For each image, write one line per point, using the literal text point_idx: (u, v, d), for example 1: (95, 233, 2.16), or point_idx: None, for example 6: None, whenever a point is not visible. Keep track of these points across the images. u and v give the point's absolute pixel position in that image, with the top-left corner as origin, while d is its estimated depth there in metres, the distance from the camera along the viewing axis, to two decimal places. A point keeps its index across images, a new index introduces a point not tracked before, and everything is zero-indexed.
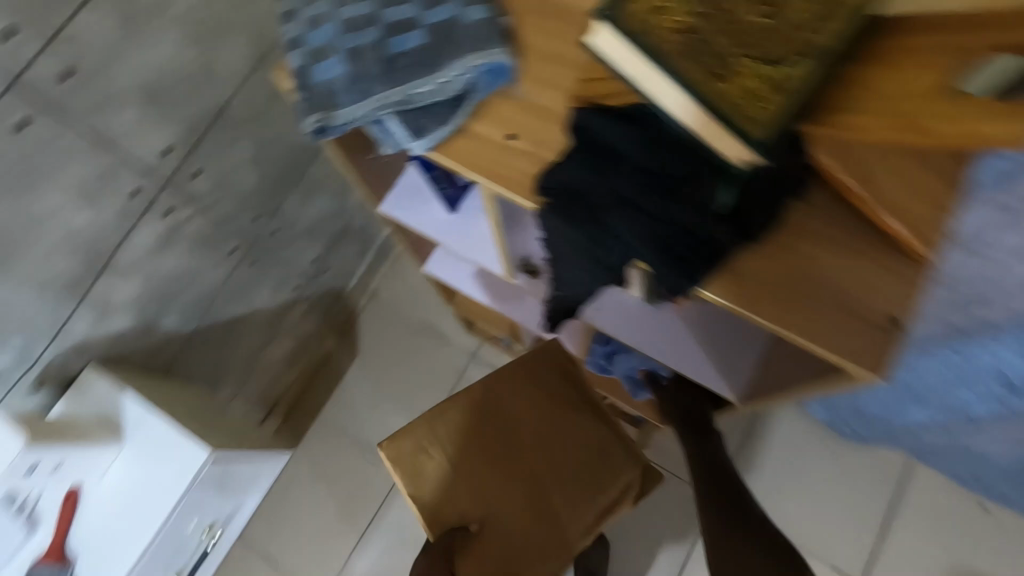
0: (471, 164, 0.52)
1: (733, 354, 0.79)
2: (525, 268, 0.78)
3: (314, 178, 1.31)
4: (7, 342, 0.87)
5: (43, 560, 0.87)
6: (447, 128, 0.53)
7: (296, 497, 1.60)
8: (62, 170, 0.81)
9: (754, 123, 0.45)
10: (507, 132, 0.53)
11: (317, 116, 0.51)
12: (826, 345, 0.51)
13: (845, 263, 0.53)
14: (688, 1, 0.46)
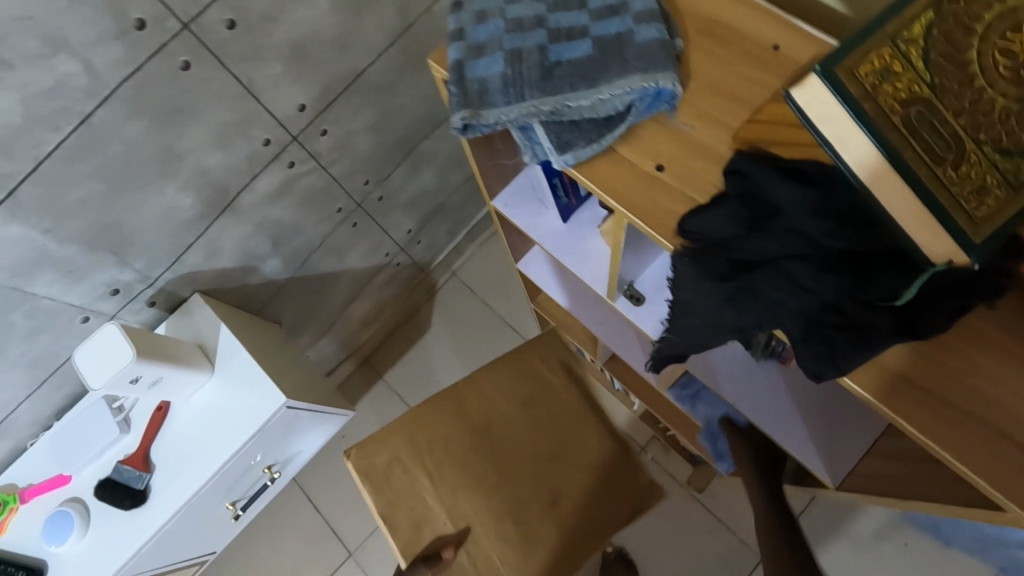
0: (612, 191, 0.49)
1: (838, 434, 0.76)
2: (629, 294, 0.73)
3: (425, 154, 1.34)
4: (130, 264, 0.91)
5: (129, 462, 0.95)
6: (595, 147, 0.50)
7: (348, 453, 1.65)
8: (213, 111, 0.86)
9: (979, 220, 0.39)
10: (657, 163, 0.50)
11: (464, 112, 0.49)
12: (975, 466, 0.46)
13: (1015, 380, 0.48)
14: (921, 66, 0.40)
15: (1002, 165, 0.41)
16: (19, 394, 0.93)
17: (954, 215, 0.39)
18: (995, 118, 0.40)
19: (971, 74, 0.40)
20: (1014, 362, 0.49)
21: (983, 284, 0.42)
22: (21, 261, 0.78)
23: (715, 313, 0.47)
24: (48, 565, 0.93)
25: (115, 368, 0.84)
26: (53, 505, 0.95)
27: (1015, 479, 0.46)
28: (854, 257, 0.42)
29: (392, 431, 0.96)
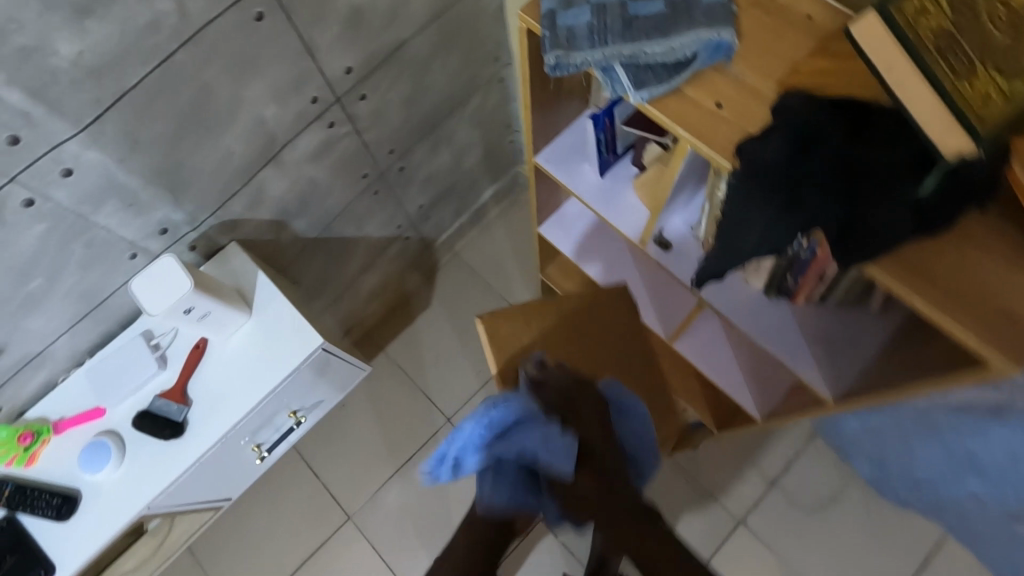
0: (681, 120, 0.59)
1: (839, 354, 0.77)
2: (660, 241, 0.84)
3: (446, 131, 1.41)
4: (183, 205, 0.96)
5: (168, 397, 0.99)
6: (667, 86, 0.59)
7: (349, 422, 1.70)
8: (276, 63, 0.92)
9: (982, 119, 0.50)
10: (717, 101, 0.60)
11: (557, 52, 0.59)
12: (974, 332, 0.55)
13: (1000, 267, 0.57)
14: (948, 5, 0.52)
15: (1009, 83, 0.50)
16: (63, 326, 0.96)
17: (966, 111, 0.50)
18: (1003, 47, 0.50)
19: (979, 15, 0.51)
20: (1006, 263, 0.57)
21: (979, 191, 0.54)
22: (91, 189, 0.82)
23: (770, 222, 0.56)
24: (82, 492, 0.96)
25: (173, 297, 0.88)
26: (87, 437, 0.98)
27: (1004, 340, 0.54)
28: (888, 168, 0.53)
29: (522, 312, 0.93)
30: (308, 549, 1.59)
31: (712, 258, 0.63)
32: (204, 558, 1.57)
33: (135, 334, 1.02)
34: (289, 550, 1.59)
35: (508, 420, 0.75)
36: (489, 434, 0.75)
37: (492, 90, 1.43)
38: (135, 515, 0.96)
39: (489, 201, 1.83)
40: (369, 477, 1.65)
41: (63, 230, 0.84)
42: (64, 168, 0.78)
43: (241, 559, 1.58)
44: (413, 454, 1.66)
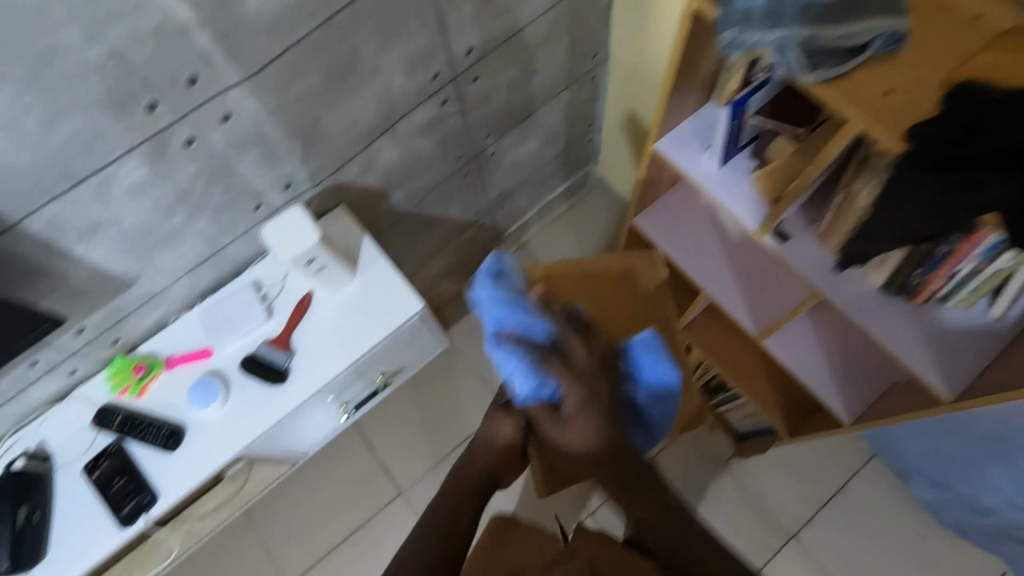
0: (853, 102, 0.62)
1: (957, 355, 0.78)
2: (778, 231, 0.86)
3: (537, 121, 1.45)
4: (308, 162, 1.01)
5: (273, 343, 1.03)
6: (838, 69, 0.62)
7: (397, 404, 1.69)
8: (413, 36, 0.97)
9: None
10: (886, 88, 0.62)
11: (732, 32, 0.64)
12: None
13: None
14: None
15: None
16: (186, 267, 1.01)
17: None
18: None
19: None
20: None
21: None
22: (241, 135, 0.88)
23: (941, 193, 0.59)
24: (186, 427, 1.01)
25: (301, 244, 0.94)
26: (194, 374, 1.03)
27: None
28: None
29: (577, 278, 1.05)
30: (356, 521, 1.59)
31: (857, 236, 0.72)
32: (257, 517, 1.58)
33: (246, 283, 1.07)
34: (332, 521, 1.59)
35: (525, 325, 0.71)
36: (505, 323, 0.71)
37: (585, 87, 1.46)
38: (237, 452, 1.00)
39: (560, 198, 1.85)
40: (421, 454, 1.64)
41: (210, 172, 0.90)
42: (223, 114, 0.83)
43: (291, 521, 1.58)
44: (452, 450, 1.64)
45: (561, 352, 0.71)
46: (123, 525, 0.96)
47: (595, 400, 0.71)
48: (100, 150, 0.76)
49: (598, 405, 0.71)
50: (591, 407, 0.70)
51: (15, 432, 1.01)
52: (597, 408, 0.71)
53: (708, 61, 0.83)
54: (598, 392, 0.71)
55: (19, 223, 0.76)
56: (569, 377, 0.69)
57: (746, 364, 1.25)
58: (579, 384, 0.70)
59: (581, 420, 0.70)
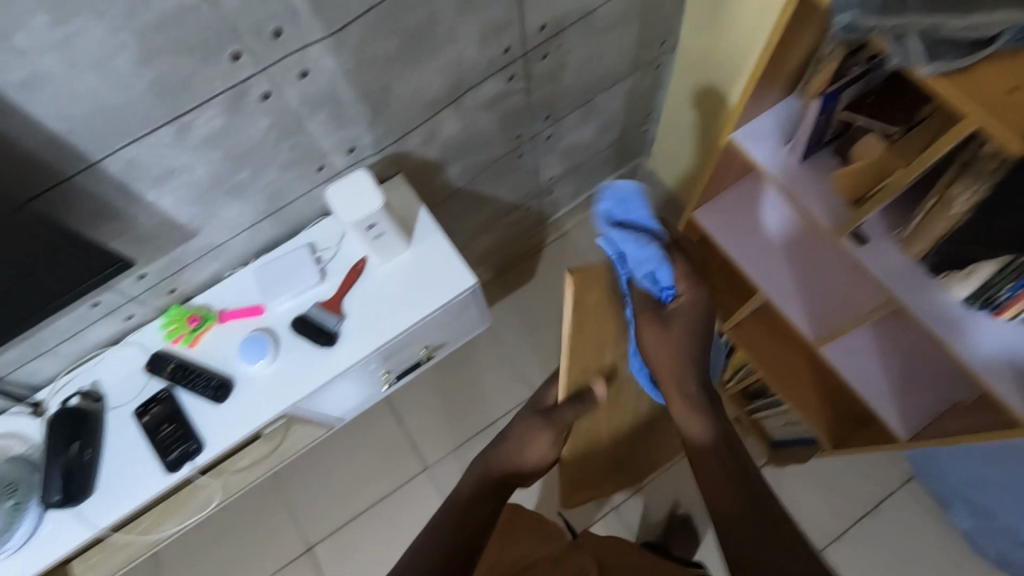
0: (972, 97, 0.58)
1: None
2: (857, 234, 0.82)
3: (598, 106, 1.41)
4: (374, 128, 1.01)
5: (326, 306, 1.03)
6: (963, 61, 0.59)
7: (422, 386, 1.63)
8: (492, 5, 0.95)
9: None
10: (1013, 85, 0.59)
11: (853, 14, 0.63)
12: None
13: None
14: None
15: None
16: (246, 223, 1.02)
17: None
18: None
19: None
20: None
21: None
22: (315, 93, 0.88)
23: None
24: (235, 381, 1.02)
25: (364, 207, 0.94)
26: (245, 330, 1.04)
27: None
28: None
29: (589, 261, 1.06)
30: (379, 493, 1.54)
31: (951, 238, 0.72)
32: (283, 481, 1.56)
33: (301, 245, 1.07)
34: (347, 496, 1.55)
35: (644, 221, 0.75)
36: (629, 217, 0.75)
37: (649, 75, 1.42)
38: (283, 410, 1.01)
39: None
40: (448, 435, 1.59)
41: (281, 128, 0.90)
42: (303, 70, 0.83)
43: (316, 489, 1.55)
44: (473, 435, 1.58)
45: (678, 252, 0.75)
46: (169, 471, 0.98)
47: (701, 305, 0.76)
48: (182, 96, 0.76)
49: (705, 313, 0.76)
50: (700, 308, 0.75)
51: (70, 370, 1.03)
52: (701, 319, 0.75)
53: (798, 51, 0.80)
54: (705, 299, 0.76)
55: (98, 161, 0.77)
56: (683, 275, 0.74)
57: (793, 371, 1.21)
58: (692, 287, 0.75)
59: (688, 322, 0.75)
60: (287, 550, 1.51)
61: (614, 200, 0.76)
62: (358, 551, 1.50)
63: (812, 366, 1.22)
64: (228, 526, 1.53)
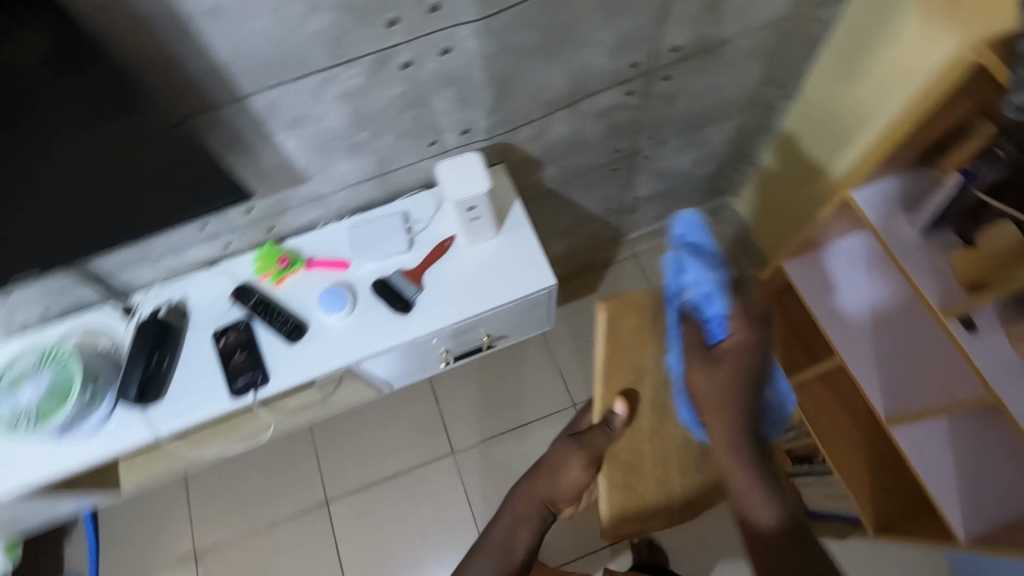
0: None
1: None
2: (966, 318, 0.79)
3: (703, 136, 1.40)
4: (491, 115, 1.03)
5: (407, 275, 1.06)
6: None
7: (465, 371, 1.66)
8: (630, 19, 0.97)
9: None
10: None
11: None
12: None
13: None
14: None
15: None
16: (352, 181, 1.06)
17: None
18: None
19: None
20: None
21: None
22: (451, 71, 0.92)
23: None
24: (310, 326, 1.06)
25: (471, 189, 0.97)
26: (328, 281, 1.09)
27: None
28: None
29: None
30: (403, 465, 1.57)
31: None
32: (317, 429, 1.62)
33: (396, 212, 1.11)
34: (373, 460, 1.58)
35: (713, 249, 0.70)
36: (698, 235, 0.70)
37: (762, 116, 1.40)
38: (348, 364, 1.04)
39: None
40: (481, 424, 1.60)
41: (410, 98, 0.93)
42: (445, 47, 0.87)
43: (346, 446, 1.60)
44: (506, 431, 1.59)
45: (739, 288, 0.68)
46: (232, 396, 1.02)
47: (755, 356, 0.67)
48: (332, 51, 0.81)
49: (756, 364, 0.67)
50: (750, 356, 0.66)
51: (165, 282, 1.11)
52: (752, 366, 0.66)
53: (942, 121, 0.78)
54: (759, 351, 0.67)
55: (246, 97, 0.83)
56: (742, 313, 0.67)
57: (848, 441, 1.18)
58: (745, 332, 0.66)
59: (740, 361, 0.66)
60: (306, 498, 1.56)
61: (683, 228, 0.71)
62: (373, 515, 1.53)
63: (869, 440, 1.17)
64: (259, 461, 1.59)
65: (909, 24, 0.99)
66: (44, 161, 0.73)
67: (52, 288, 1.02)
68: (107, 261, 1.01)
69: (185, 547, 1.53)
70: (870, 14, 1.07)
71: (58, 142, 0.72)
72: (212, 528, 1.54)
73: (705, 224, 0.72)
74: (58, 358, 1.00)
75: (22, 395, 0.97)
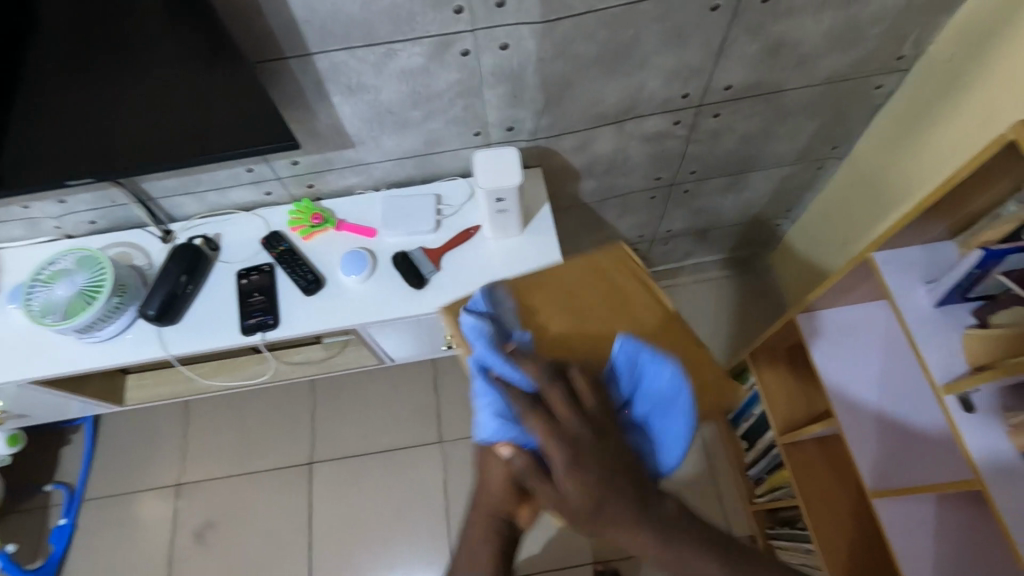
0: None
1: None
2: (965, 398, 0.78)
3: (745, 181, 1.41)
4: (538, 118, 1.08)
5: (428, 253, 1.10)
6: None
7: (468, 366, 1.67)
8: (688, 50, 0.99)
9: None
10: None
11: None
12: None
13: None
14: None
15: None
16: (396, 155, 1.11)
17: None
18: None
19: None
20: None
21: None
22: (507, 67, 0.96)
23: None
24: (328, 283, 1.11)
25: (505, 181, 1.00)
26: (353, 245, 1.13)
27: None
28: None
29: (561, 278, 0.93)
30: (390, 443, 1.59)
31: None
32: (316, 392, 1.66)
33: (430, 193, 1.16)
34: (362, 432, 1.61)
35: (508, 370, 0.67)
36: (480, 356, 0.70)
37: (808, 172, 1.40)
38: (357, 325, 1.08)
39: (720, 263, 1.76)
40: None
41: (464, 86, 0.98)
42: (506, 42, 0.92)
43: (341, 414, 1.63)
44: None
45: (543, 403, 0.63)
46: (243, 333, 1.07)
47: (590, 464, 0.59)
48: (400, 26, 0.86)
49: (595, 459, 0.59)
50: (588, 463, 0.59)
51: (205, 217, 1.17)
52: (595, 474, 0.59)
53: (981, 199, 0.78)
54: (593, 457, 0.59)
55: (312, 55, 0.88)
56: (540, 425, 0.61)
57: (834, 511, 1.15)
58: (562, 450, 0.59)
59: (581, 481, 0.58)
60: (294, 455, 1.59)
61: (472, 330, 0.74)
62: (350, 485, 1.56)
63: (855, 511, 1.16)
64: (256, 411, 1.64)
65: (974, 95, 0.98)
66: (101, 99, 0.85)
67: (104, 200, 1.10)
68: (158, 184, 1.08)
69: (170, 477, 1.58)
70: (933, 84, 1.07)
71: (105, 88, 0.84)
72: (198, 464, 1.59)
73: (485, 326, 0.74)
74: (93, 264, 1.06)
75: (56, 291, 1.04)
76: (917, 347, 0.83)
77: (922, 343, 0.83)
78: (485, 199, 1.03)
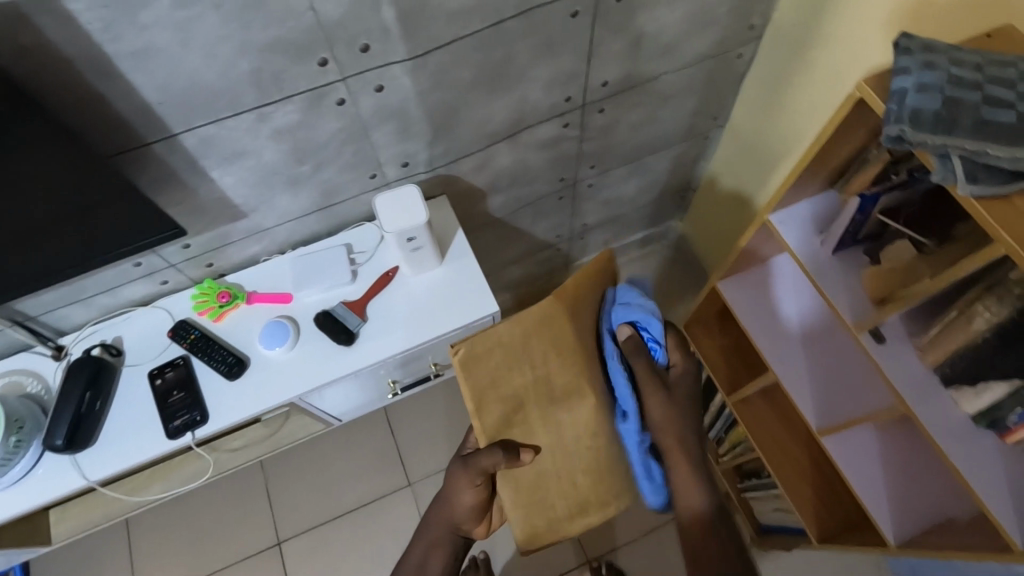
0: (1008, 227, 0.59)
1: None
2: (875, 331, 0.83)
3: (644, 165, 1.46)
4: (431, 149, 1.07)
5: (350, 307, 1.06)
6: (1001, 189, 0.61)
7: (424, 400, 1.64)
8: (560, 58, 1.02)
9: None
10: None
11: (902, 127, 0.63)
12: None
13: None
14: None
15: None
16: (294, 215, 1.07)
17: None
18: None
19: None
20: None
21: None
22: (387, 107, 0.94)
23: None
24: (251, 361, 1.05)
25: (411, 220, 0.99)
26: (269, 315, 1.08)
27: None
28: None
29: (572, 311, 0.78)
30: (361, 498, 1.54)
31: (970, 355, 0.75)
32: (268, 468, 1.57)
33: (339, 243, 1.13)
34: (329, 496, 1.54)
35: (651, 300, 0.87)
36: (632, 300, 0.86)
37: (698, 145, 1.47)
38: (293, 398, 1.03)
39: (637, 242, 1.82)
40: (440, 452, 1.57)
41: (348, 132, 0.95)
42: (381, 84, 0.90)
43: (300, 484, 1.55)
44: None
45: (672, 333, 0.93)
46: (170, 437, 1.00)
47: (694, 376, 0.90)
48: (270, 88, 0.83)
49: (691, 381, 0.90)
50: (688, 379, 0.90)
51: (98, 321, 1.08)
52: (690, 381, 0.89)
53: (848, 149, 0.85)
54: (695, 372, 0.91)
55: (177, 134, 0.83)
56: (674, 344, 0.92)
57: (792, 460, 1.21)
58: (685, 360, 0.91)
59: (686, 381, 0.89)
60: (259, 539, 1.50)
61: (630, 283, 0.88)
62: (328, 552, 1.49)
63: (812, 457, 1.21)
64: (209, 503, 1.53)
65: (821, 52, 1.07)
66: None
67: None
68: (33, 302, 0.98)
69: None
70: (785, 47, 1.15)
71: None
72: None
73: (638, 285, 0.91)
74: None
75: None
76: (822, 290, 0.89)
77: (827, 288, 0.89)
78: (397, 241, 1.00)
